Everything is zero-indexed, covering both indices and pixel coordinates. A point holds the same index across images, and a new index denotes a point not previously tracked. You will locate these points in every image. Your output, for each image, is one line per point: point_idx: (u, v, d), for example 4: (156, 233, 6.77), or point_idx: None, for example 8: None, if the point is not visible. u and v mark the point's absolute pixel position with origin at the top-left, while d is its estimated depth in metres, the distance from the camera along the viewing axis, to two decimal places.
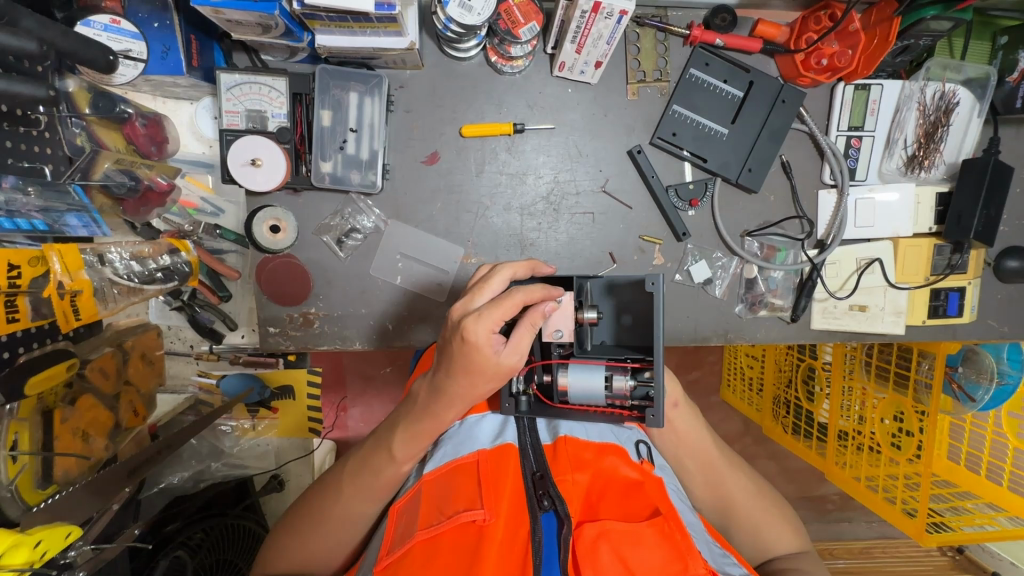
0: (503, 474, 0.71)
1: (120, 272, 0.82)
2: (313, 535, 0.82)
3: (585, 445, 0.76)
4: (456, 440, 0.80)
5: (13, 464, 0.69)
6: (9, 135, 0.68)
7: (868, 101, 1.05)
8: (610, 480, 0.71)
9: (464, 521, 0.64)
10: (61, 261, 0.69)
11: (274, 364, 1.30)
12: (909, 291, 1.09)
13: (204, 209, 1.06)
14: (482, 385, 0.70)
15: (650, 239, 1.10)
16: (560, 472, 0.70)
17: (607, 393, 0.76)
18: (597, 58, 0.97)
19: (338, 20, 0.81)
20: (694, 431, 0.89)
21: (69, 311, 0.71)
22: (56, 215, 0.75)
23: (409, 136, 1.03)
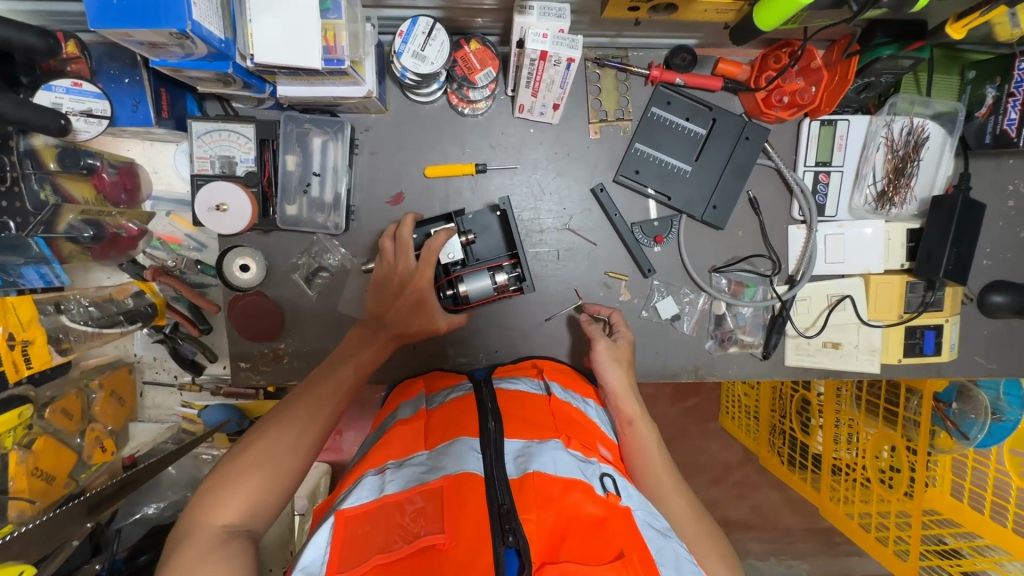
0: (466, 502, 0.70)
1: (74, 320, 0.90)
2: (273, 444, 0.74)
3: (552, 479, 0.72)
4: (424, 465, 0.78)
5: None
6: None
7: (835, 136, 1.04)
8: (577, 515, 0.69)
9: (423, 545, 0.65)
10: (14, 314, 0.77)
11: (253, 395, 1.34)
12: (883, 329, 1.05)
13: (189, 245, 1.09)
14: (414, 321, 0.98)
15: (615, 274, 1.10)
16: (524, 510, 0.68)
17: (495, 286, 0.99)
18: (554, 101, 0.98)
19: (292, 75, 0.83)
20: (645, 449, 0.90)
21: (19, 359, 0.78)
22: (13, 270, 0.79)
23: (375, 177, 1.06)
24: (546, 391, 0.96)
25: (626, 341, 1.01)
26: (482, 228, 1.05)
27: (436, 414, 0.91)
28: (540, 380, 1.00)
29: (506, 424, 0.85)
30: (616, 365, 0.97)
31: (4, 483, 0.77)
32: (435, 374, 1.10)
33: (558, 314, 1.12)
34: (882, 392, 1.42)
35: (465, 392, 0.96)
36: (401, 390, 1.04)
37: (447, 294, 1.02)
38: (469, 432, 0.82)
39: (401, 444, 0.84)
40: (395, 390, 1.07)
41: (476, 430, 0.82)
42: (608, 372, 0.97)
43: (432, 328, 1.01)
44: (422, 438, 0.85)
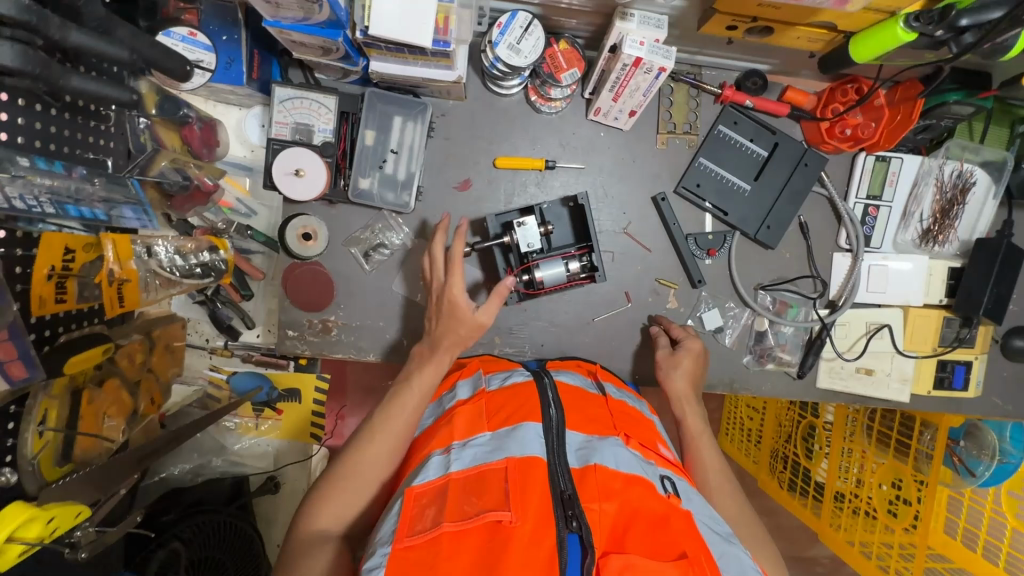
0: (530, 486, 0.70)
1: (166, 262, 0.81)
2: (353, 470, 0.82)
3: (614, 473, 0.72)
4: (488, 446, 0.77)
5: (40, 440, 0.69)
6: (66, 124, 0.67)
7: (887, 173, 1.10)
8: (642, 509, 0.69)
9: (491, 520, 0.66)
10: (115, 250, 0.69)
11: (285, 366, 1.33)
12: (916, 360, 1.10)
13: (239, 210, 1.13)
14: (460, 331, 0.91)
15: (665, 282, 1.13)
16: (587, 499, 0.69)
17: (568, 273, 1.02)
18: (632, 107, 1.01)
19: (395, 51, 0.86)
20: (705, 457, 0.96)
21: (115, 297, 0.71)
22: (114, 207, 0.74)
23: (445, 162, 1.08)
24: (601, 392, 0.98)
25: (687, 352, 1.04)
26: (557, 218, 1.06)
27: (497, 393, 0.89)
28: (593, 380, 1.02)
29: (567, 416, 0.85)
30: (677, 374, 1.04)
31: (73, 423, 0.73)
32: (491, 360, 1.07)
33: (605, 314, 1.14)
34: (895, 424, 1.46)
35: (524, 377, 0.93)
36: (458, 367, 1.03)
37: (521, 280, 1.03)
38: (532, 416, 0.81)
39: (465, 428, 0.82)
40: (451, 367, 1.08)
41: (540, 415, 0.81)
42: (671, 380, 1.04)
43: (476, 327, 0.92)
44: (484, 418, 0.83)
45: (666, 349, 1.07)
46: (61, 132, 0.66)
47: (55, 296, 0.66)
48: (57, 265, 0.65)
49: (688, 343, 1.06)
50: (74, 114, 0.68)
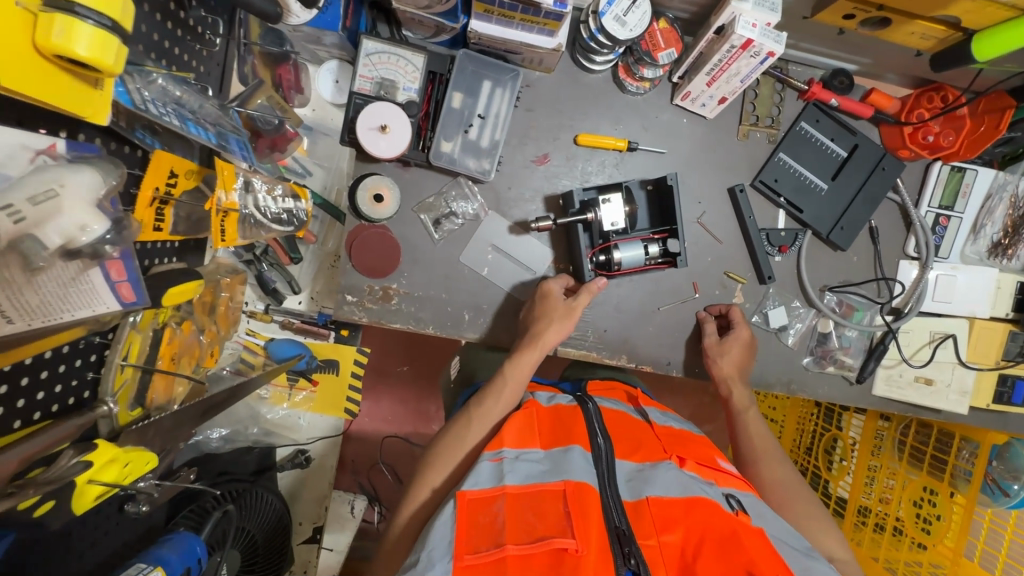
0: (588, 514, 0.70)
1: (262, 207, 0.77)
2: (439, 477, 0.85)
3: (671, 501, 0.72)
4: (544, 468, 0.77)
5: (120, 376, 0.62)
6: (167, 35, 0.61)
7: (961, 183, 1.10)
8: (707, 529, 0.70)
9: (555, 547, 0.66)
10: (223, 177, 0.68)
11: (325, 336, 1.28)
12: (977, 372, 1.10)
13: (295, 169, 1.11)
14: (553, 323, 0.97)
15: (734, 276, 1.12)
16: (643, 535, 0.70)
17: (646, 255, 1.01)
18: (724, 94, 1.00)
19: (508, 9, 0.83)
20: (751, 431, 1.05)
21: (219, 230, 0.69)
22: (224, 136, 0.67)
23: (526, 134, 1.05)
24: (644, 417, 0.95)
25: (736, 340, 1.06)
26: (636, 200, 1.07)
27: (546, 410, 0.89)
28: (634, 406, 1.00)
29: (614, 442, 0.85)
30: (723, 360, 1.06)
31: (151, 360, 0.67)
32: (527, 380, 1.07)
33: (671, 304, 1.12)
34: (929, 440, 1.44)
35: (569, 399, 0.92)
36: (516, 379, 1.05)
37: (598, 261, 1.02)
38: (581, 442, 0.80)
39: (515, 438, 0.82)
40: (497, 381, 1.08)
41: (588, 442, 0.81)
42: (716, 366, 1.06)
43: (568, 309, 0.98)
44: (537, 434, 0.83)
45: (715, 337, 1.08)
46: (172, 49, 0.62)
47: (155, 223, 0.61)
48: (161, 187, 0.60)
49: (738, 331, 1.07)
50: (179, 29, 0.63)
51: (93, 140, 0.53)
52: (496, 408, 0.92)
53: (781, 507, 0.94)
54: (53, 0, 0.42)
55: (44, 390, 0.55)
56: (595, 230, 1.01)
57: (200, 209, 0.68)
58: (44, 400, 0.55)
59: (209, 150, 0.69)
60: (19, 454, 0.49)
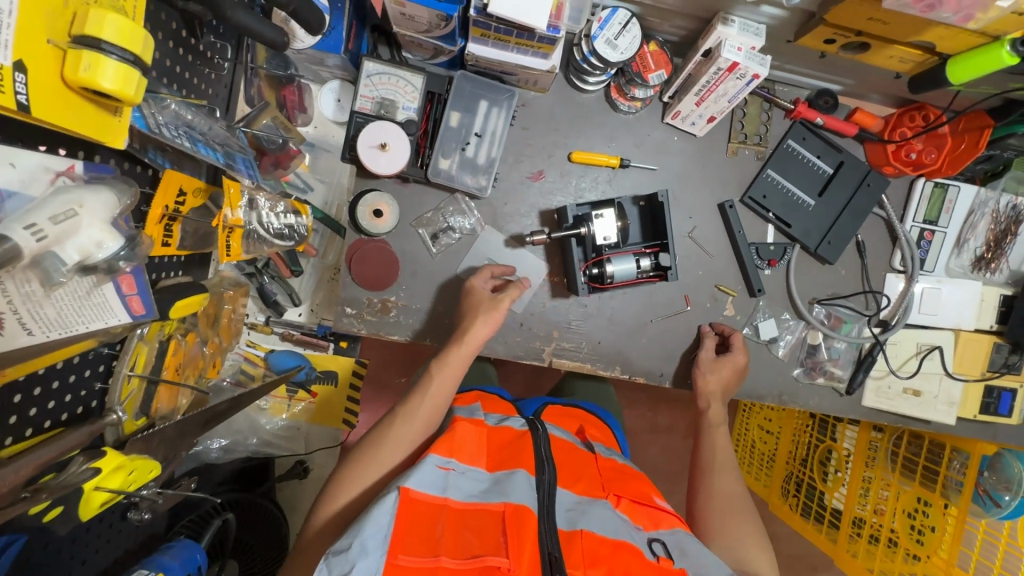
0: (522, 536, 0.71)
1: (263, 223, 0.82)
2: (367, 471, 0.86)
3: (602, 539, 0.74)
4: (490, 490, 0.78)
5: (127, 386, 0.64)
6: (180, 61, 0.64)
7: (945, 199, 1.13)
8: (630, 572, 0.71)
9: (488, 564, 0.67)
10: (233, 198, 0.71)
11: (324, 347, 1.30)
12: (964, 383, 1.13)
13: (297, 185, 1.15)
14: (485, 320, 0.99)
15: (725, 289, 1.15)
16: (572, 565, 0.71)
17: (639, 268, 1.04)
18: (712, 113, 1.04)
19: (503, 33, 0.87)
20: (716, 445, 1.09)
21: (226, 245, 0.71)
22: (231, 157, 0.70)
23: (521, 151, 1.08)
24: (590, 449, 0.96)
25: (728, 363, 1.09)
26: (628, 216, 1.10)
27: (495, 429, 0.90)
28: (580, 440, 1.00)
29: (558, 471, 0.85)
30: (711, 375, 1.09)
31: (157, 370, 0.69)
32: (488, 393, 1.08)
33: (662, 317, 1.14)
34: (922, 451, 1.46)
35: (520, 425, 0.92)
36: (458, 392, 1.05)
37: (590, 274, 1.04)
38: (526, 465, 0.81)
39: (472, 449, 0.84)
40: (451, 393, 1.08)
41: (534, 464, 0.82)
42: (704, 378, 1.09)
43: (495, 309, 0.99)
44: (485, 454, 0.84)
45: (711, 353, 1.11)
46: (182, 73, 0.65)
47: (164, 239, 0.64)
48: (170, 205, 0.63)
49: (736, 356, 1.10)
50: (190, 55, 0.66)
51: (109, 162, 0.56)
52: (426, 404, 0.92)
53: (719, 518, 0.99)
54: (80, 36, 0.45)
55: (56, 399, 0.57)
56: (588, 244, 1.04)
57: (206, 225, 0.71)
58: (56, 408, 0.57)
59: (215, 169, 0.72)
60: (33, 460, 0.51)
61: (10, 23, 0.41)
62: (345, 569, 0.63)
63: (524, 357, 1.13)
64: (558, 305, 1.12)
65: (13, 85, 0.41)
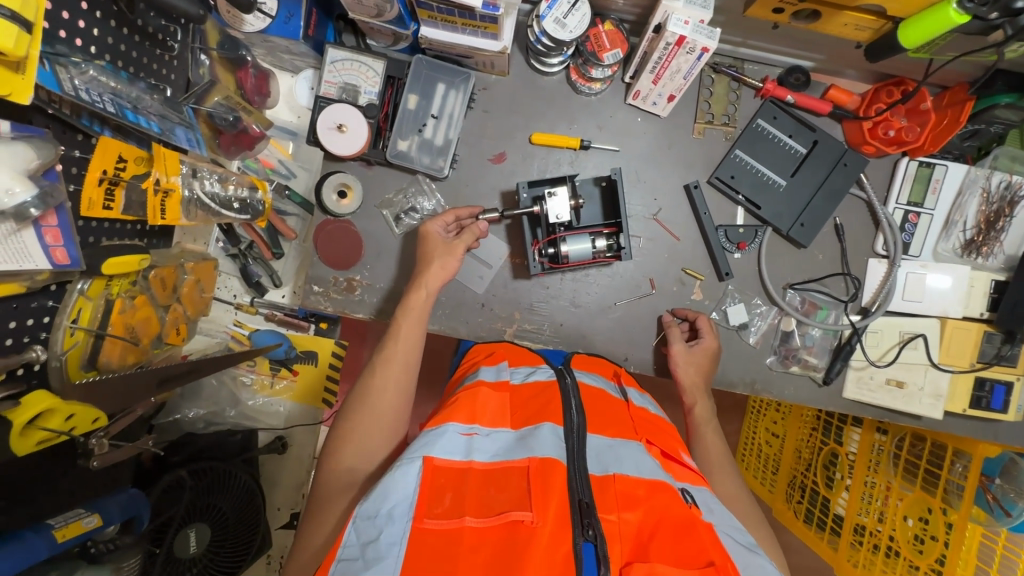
0: (549, 489, 0.69)
1: (208, 191, 0.86)
2: (361, 421, 0.87)
3: (637, 481, 0.72)
4: (513, 447, 0.77)
5: (69, 337, 0.70)
6: (127, 41, 0.70)
7: (931, 179, 1.07)
8: (666, 515, 0.68)
9: (510, 519, 0.65)
10: (163, 164, 0.76)
11: (305, 328, 1.35)
12: (952, 374, 1.06)
13: (281, 171, 1.21)
14: (439, 261, 0.99)
15: (692, 272, 1.12)
16: (604, 509, 0.69)
17: (592, 249, 1.03)
18: (671, 92, 1.03)
19: (447, 14, 0.89)
20: (708, 443, 1.03)
21: (158, 209, 0.76)
22: (168, 125, 0.78)
23: (482, 134, 1.10)
24: (623, 396, 0.97)
25: (702, 350, 1.05)
26: (587, 196, 1.09)
27: (520, 388, 0.91)
28: (617, 384, 1.01)
29: (589, 418, 0.84)
30: (690, 367, 1.05)
31: (104, 326, 0.75)
32: (514, 347, 1.08)
33: (628, 300, 1.13)
34: (924, 453, 1.36)
35: (547, 376, 0.93)
36: (483, 354, 1.04)
37: (546, 254, 1.05)
38: (552, 418, 0.80)
39: (494, 413, 0.83)
40: (474, 352, 1.09)
41: (562, 417, 0.81)
42: (679, 373, 1.06)
43: (450, 248, 1.00)
44: (508, 414, 0.84)
45: (682, 345, 1.06)
46: (130, 52, 0.71)
47: (104, 202, 0.69)
48: (110, 169, 0.69)
49: (705, 341, 1.06)
50: (140, 37, 0.72)
51: (41, 125, 0.61)
52: (398, 350, 0.94)
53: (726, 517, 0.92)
54: None
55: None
56: (543, 223, 1.05)
57: None
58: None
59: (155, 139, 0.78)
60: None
61: None
62: (370, 536, 0.63)
63: (487, 338, 1.14)
64: (519, 286, 1.12)
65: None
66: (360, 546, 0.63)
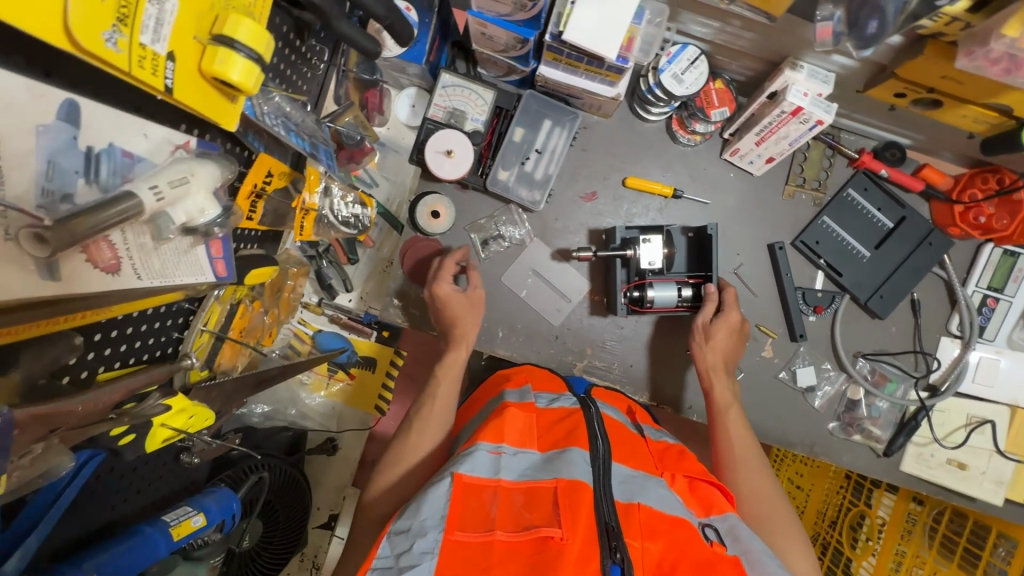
0: (578, 511, 0.68)
1: (336, 210, 0.90)
2: (389, 464, 0.89)
3: (659, 513, 0.72)
4: (540, 466, 0.77)
5: (198, 339, 0.72)
6: (287, 60, 0.72)
7: (1013, 267, 1.09)
8: (689, 550, 0.68)
9: (540, 535, 0.65)
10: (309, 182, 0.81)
11: (367, 335, 1.37)
12: (1016, 463, 1.07)
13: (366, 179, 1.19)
14: (468, 318, 1.03)
15: (765, 329, 1.13)
16: (631, 535, 0.69)
17: (679, 297, 1.06)
18: (771, 154, 1.05)
19: (574, 59, 0.91)
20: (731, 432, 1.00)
21: (302, 226, 0.84)
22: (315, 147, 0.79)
23: (577, 171, 1.12)
24: (640, 432, 0.96)
25: (723, 324, 1.04)
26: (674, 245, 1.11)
27: (544, 412, 0.90)
28: (631, 420, 1.02)
29: (613, 448, 0.85)
30: (711, 346, 1.04)
31: (225, 329, 0.77)
32: (538, 371, 1.09)
33: None
34: (963, 530, 1.36)
35: (571, 404, 0.93)
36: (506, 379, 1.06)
37: (630, 296, 1.07)
38: (579, 443, 0.80)
39: (520, 433, 0.82)
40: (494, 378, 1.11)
41: (587, 443, 0.80)
42: (704, 355, 1.04)
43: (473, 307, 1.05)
44: (536, 435, 0.83)
45: (706, 319, 1.05)
46: (286, 70, 0.73)
47: (249, 214, 0.71)
48: (259, 183, 0.70)
49: (728, 314, 1.05)
50: (298, 57, 0.75)
51: (215, 140, 0.64)
52: (435, 405, 0.97)
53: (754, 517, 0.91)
54: (219, 35, 0.51)
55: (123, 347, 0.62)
56: (632, 266, 1.07)
57: (285, 205, 0.80)
58: (121, 353, 0.62)
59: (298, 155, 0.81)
60: (129, 391, 0.58)
61: (169, 19, 0.47)
62: (405, 547, 0.64)
63: (555, 370, 1.15)
64: (595, 323, 1.14)
65: (164, 73, 0.47)
66: (394, 557, 0.64)
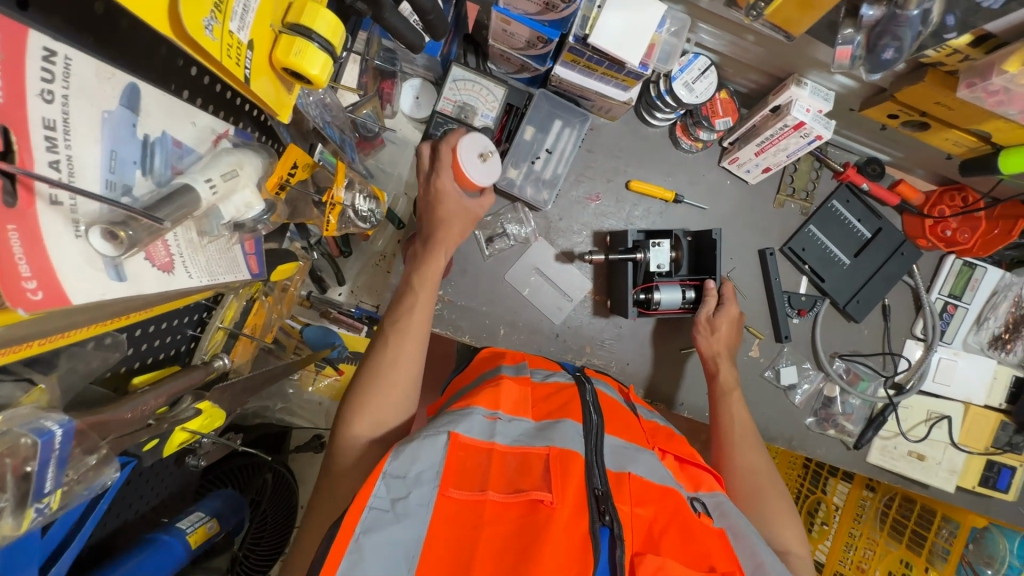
0: (569, 477, 0.68)
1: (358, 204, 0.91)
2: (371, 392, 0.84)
3: (649, 484, 0.74)
4: (534, 434, 0.76)
5: (215, 338, 0.69)
6: None
7: (971, 277, 1.21)
8: (677, 515, 0.70)
9: (532, 498, 0.64)
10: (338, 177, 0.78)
11: (358, 328, 1.27)
12: (967, 454, 1.19)
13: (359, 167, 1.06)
14: (455, 229, 0.97)
15: (753, 331, 1.19)
16: (620, 501, 0.70)
17: (683, 299, 1.10)
18: (768, 164, 1.10)
19: (594, 62, 0.92)
20: (733, 413, 1.05)
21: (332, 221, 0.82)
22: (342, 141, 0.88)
23: (583, 172, 1.14)
24: (632, 410, 0.97)
25: (726, 317, 1.09)
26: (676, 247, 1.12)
27: (539, 386, 0.89)
28: (625, 398, 1.02)
29: (607, 421, 0.84)
30: (713, 338, 1.09)
31: (240, 327, 0.74)
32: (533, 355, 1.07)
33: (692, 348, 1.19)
34: (912, 514, 1.43)
35: (565, 379, 0.92)
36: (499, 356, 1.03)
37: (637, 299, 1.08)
38: (572, 415, 0.79)
39: (517, 403, 0.81)
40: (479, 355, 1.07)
41: (580, 415, 0.80)
42: (706, 344, 1.09)
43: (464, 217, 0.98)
44: (531, 405, 0.83)
45: (710, 312, 1.09)
46: None
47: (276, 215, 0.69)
48: (285, 174, 0.66)
49: (729, 306, 1.10)
50: None
51: (248, 129, 0.64)
52: (414, 315, 0.90)
53: (748, 494, 0.97)
54: (297, 27, 0.52)
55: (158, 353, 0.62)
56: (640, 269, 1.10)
57: (303, 198, 0.76)
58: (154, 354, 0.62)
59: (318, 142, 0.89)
60: (166, 391, 0.57)
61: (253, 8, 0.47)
62: (401, 493, 0.63)
63: None
64: (595, 322, 1.17)
65: (242, 61, 0.47)
66: (390, 501, 0.63)
